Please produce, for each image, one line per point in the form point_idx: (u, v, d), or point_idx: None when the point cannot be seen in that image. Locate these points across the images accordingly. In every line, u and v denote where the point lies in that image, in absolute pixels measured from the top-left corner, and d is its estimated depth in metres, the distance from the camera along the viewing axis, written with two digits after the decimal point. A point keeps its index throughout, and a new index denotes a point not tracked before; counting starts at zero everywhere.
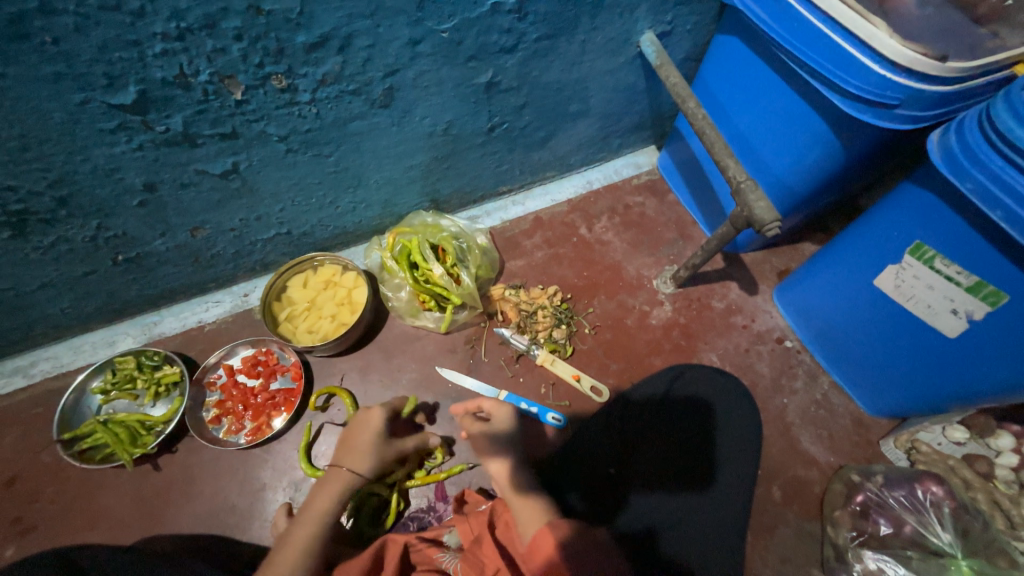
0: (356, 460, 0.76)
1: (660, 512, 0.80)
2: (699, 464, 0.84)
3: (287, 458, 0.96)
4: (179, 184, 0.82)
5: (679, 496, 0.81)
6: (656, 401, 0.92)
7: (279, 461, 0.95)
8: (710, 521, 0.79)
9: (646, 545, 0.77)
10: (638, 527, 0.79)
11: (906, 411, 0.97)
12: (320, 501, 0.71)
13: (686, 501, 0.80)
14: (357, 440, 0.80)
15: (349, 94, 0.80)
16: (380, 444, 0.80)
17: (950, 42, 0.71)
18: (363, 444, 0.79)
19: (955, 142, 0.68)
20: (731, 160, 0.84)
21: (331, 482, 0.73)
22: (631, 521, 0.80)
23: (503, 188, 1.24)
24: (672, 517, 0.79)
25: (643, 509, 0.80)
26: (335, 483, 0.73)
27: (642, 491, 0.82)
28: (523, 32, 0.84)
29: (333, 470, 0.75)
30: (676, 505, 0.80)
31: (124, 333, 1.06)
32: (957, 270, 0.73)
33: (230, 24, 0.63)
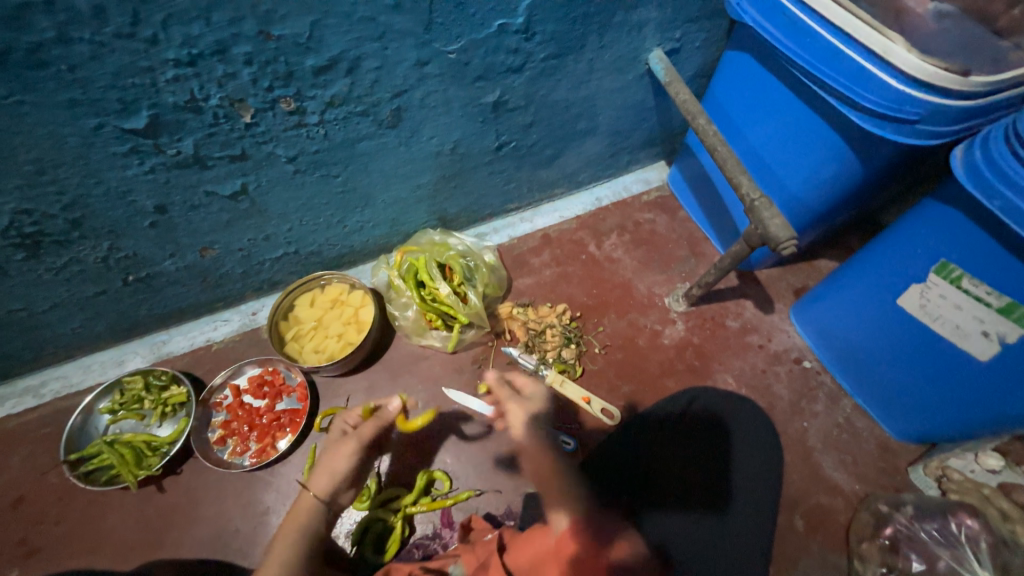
0: (320, 482, 0.75)
1: (675, 527, 0.82)
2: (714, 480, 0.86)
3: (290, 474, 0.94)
4: (188, 205, 0.83)
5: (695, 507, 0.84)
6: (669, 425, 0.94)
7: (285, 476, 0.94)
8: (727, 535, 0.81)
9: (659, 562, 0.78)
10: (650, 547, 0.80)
11: (934, 437, 0.92)
12: (289, 534, 0.70)
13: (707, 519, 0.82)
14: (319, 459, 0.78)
15: (358, 115, 0.81)
16: (342, 458, 0.78)
17: (972, 55, 0.69)
18: (323, 461, 0.77)
19: (981, 158, 0.66)
20: (744, 177, 0.82)
21: (299, 509, 0.74)
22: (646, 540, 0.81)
23: (511, 205, 1.23)
24: (690, 531, 0.81)
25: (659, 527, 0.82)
26: (301, 510, 0.74)
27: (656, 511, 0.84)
28: (530, 52, 0.84)
29: (300, 502, 0.74)
30: (686, 517, 0.83)
31: (133, 352, 1.05)
32: (986, 291, 0.70)
33: (241, 49, 0.64)
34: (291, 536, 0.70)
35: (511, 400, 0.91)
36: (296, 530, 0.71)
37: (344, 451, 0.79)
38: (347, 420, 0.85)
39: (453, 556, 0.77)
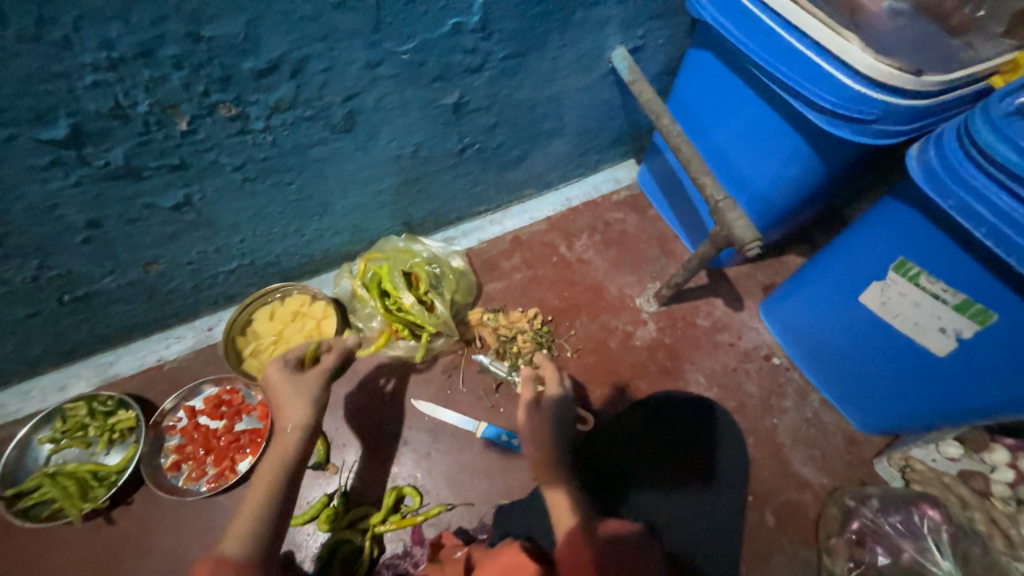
0: (295, 412, 0.71)
1: (659, 507, 0.85)
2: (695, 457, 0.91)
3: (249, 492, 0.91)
4: (125, 219, 0.77)
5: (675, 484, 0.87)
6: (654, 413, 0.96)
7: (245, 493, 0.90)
8: (700, 516, 0.86)
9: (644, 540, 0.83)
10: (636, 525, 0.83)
11: (897, 429, 0.94)
12: (264, 470, 0.66)
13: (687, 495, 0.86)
14: (283, 396, 0.73)
15: (307, 120, 0.77)
16: (308, 388, 0.75)
17: (925, 54, 0.69)
18: (292, 396, 0.73)
19: (936, 156, 0.66)
20: (708, 178, 0.82)
21: (282, 445, 0.68)
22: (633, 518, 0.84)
23: (479, 208, 1.20)
24: (675, 505, 0.85)
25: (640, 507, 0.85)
26: (283, 445, 0.68)
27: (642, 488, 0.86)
28: (488, 51, 0.81)
29: (274, 440, 0.69)
30: (667, 494, 0.86)
31: (76, 375, 0.98)
32: (942, 288, 0.71)
33: (169, 51, 0.59)
34: (267, 472, 0.66)
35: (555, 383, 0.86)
36: (273, 464, 0.66)
37: (310, 382, 0.76)
38: (288, 359, 0.79)
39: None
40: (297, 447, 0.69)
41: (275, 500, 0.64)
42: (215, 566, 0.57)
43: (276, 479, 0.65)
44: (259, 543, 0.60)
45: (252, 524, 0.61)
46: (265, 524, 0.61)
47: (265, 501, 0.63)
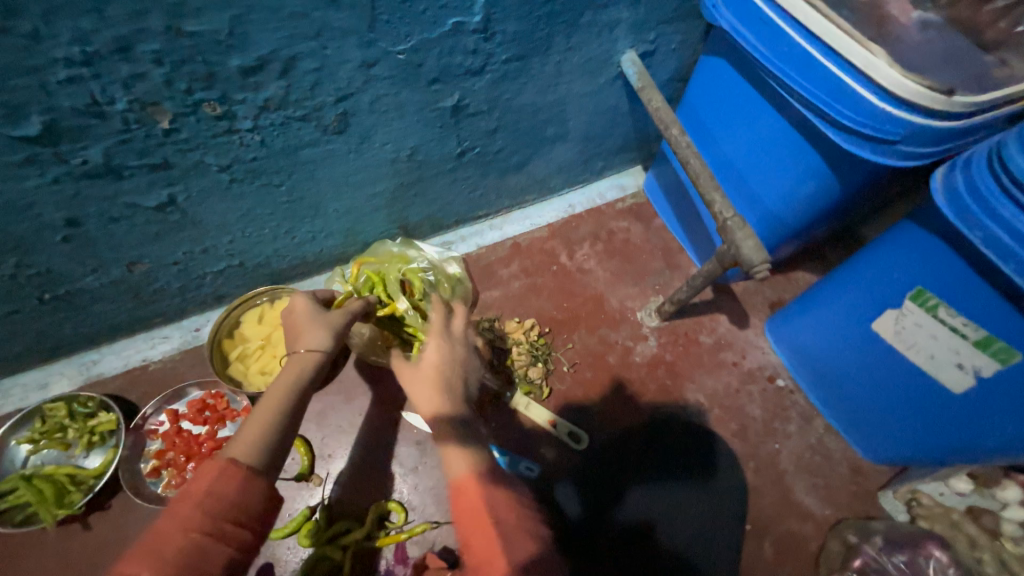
0: (313, 337, 0.67)
1: (654, 502, 0.93)
2: (689, 462, 0.96)
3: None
4: (107, 218, 0.74)
5: (669, 485, 0.94)
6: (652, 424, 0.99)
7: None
8: (696, 515, 0.92)
9: (644, 533, 0.91)
10: (636, 519, 0.92)
11: (906, 461, 0.90)
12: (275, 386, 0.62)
13: (681, 494, 0.94)
14: (302, 322, 0.69)
15: (298, 120, 0.73)
16: (330, 319, 0.70)
17: (957, 71, 0.64)
18: (313, 322, 0.68)
19: (963, 183, 0.62)
20: (717, 194, 0.77)
21: (294, 366, 0.64)
22: (629, 516, 0.92)
23: (479, 213, 1.17)
24: (671, 505, 0.93)
25: (638, 504, 0.93)
26: (296, 367, 0.64)
27: (640, 487, 0.94)
28: (490, 53, 0.77)
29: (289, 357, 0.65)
30: (660, 494, 0.94)
31: (59, 374, 0.96)
32: (963, 322, 0.67)
33: (148, 47, 0.56)
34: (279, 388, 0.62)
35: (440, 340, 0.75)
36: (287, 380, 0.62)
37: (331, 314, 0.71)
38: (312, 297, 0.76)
39: None
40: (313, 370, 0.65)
41: (285, 417, 0.61)
42: (222, 470, 0.54)
43: (287, 396, 0.61)
44: (264, 455, 0.57)
45: (260, 437, 0.58)
46: (273, 438, 0.59)
47: (274, 418, 0.60)
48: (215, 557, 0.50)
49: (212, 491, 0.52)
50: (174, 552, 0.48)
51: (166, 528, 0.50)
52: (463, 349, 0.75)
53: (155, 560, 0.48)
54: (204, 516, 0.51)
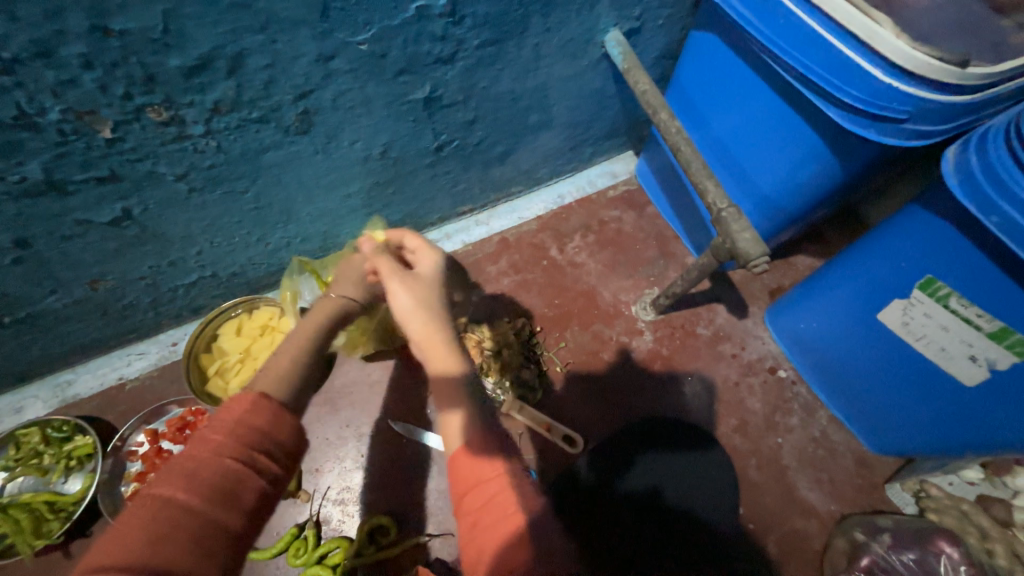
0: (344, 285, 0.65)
1: (662, 469, 0.91)
2: (692, 432, 0.94)
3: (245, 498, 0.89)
4: (58, 237, 0.69)
5: (672, 455, 0.92)
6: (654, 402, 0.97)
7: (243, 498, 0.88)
8: (700, 480, 0.90)
9: (652, 501, 0.89)
10: (643, 487, 0.90)
11: (913, 453, 0.87)
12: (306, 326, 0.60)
13: (684, 465, 0.91)
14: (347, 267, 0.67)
15: (255, 122, 0.68)
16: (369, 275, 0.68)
17: (970, 39, 0.58)
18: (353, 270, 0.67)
19: (978, 164, 0.56)
20: (711, 182, 0.72)
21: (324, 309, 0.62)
22: (637, 484, 0.90)
23: (463, 208, 1.11)
24: (677, 473, 0.91)
25: (646, 472, 0.90)
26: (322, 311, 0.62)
27: (646, 457, 0.92)
28: (461, 39, 0.71)
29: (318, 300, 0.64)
30: (665, 465, 0.91)
31: (32, 397, 0.93)
32: (976, 313, 0.62)
33: (72, 50, 0.50)
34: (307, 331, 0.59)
35: (389, 280, 0.61)
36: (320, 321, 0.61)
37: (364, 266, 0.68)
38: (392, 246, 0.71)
39: None
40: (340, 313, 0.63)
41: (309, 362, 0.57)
42: (253, 403, 0.49)
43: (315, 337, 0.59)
44: (292, 392, 0.53)
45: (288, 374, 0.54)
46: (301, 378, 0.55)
47: (298, 358, 0.56)
48: (248, 486, 0.45)
49: (243, 420, 0.48)
50: (211, 475, 0.44)
51: (198, 451, 0.46)
52: (438, 288, 0.62)
53: (188, 484, 0.43)
54: (241, 445, 0.46)
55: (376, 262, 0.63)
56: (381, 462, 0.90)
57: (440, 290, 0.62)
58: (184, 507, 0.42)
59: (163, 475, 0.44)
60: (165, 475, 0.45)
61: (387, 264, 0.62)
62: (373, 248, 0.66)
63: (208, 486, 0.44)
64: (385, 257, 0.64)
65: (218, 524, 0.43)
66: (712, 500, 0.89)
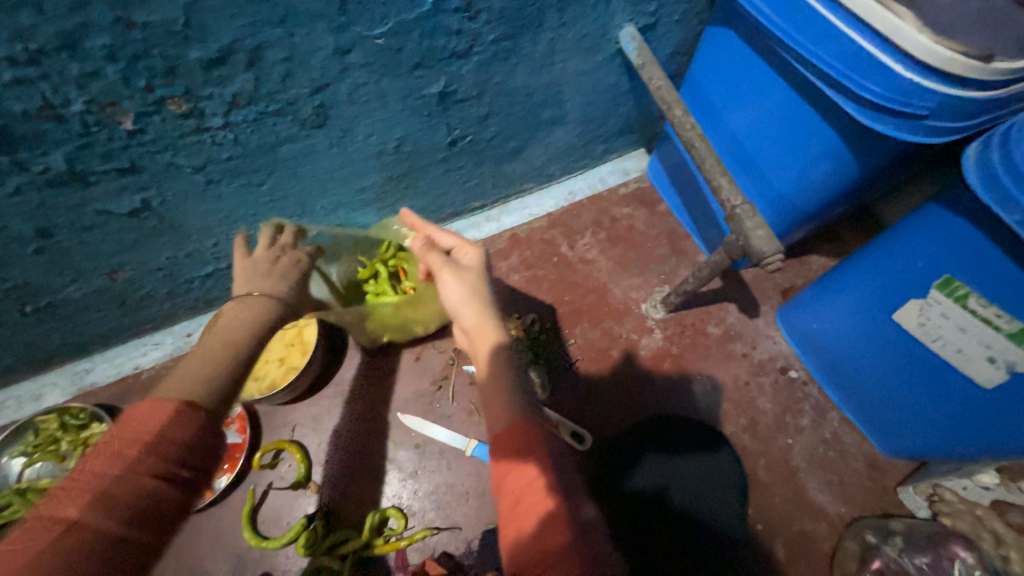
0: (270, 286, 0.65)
1: (669, 468, 0.87)
2: (700, 432, 0.92)
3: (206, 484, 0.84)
4: (79, 227, 0.70)
5: (679, 456, 0.88)
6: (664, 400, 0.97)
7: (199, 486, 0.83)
8: (710, 483, 0.87)
9: (658, 502, 0.85)
10: (649, 487, 0.86)
11: (927, 456, 0.86)
12: (227, 323, 0.58)
13: (692, 466, 0.88)
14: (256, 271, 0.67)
15: (272, 115, 0.68)
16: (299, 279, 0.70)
17: (994, 34, 0.57)
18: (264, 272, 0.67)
19: (1000, 161, 0.55)
20: (725, 179, 0.72)
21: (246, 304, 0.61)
22: (643, 484, 0.86)
23: (474, 204, 1.12)
24: (686, 474, 0.87)
25: (653, 469, 0.87)
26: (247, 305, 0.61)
27: (652, 458, 0.88)
28: (476, 33, 0.71)
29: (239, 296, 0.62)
30: (671, 465, 0.87)
31: (52, 384, 0.95)
32: (996, 313, 0.61)
33: (97, 42, 0.51)
34: (227, 333, 0.57)
35: (440, 275, 0.65)
36: (245, 319, 0.59)
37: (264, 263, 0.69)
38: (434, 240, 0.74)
39: None
40: (271, 311, 0.62)
41: (240, 360, 0.56)
42: (177, 411, 0.49)
43: (247, 333, 0.57)
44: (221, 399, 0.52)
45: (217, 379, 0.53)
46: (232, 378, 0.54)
47: (227, 365, 0.54)
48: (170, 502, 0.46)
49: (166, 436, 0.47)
50: (127, 494, 0.44)
51: (112, 471, 0.45)
52: (483, 279, 0.65)
53: (106, 506, 0.43)
54: (161, 461, 0.46)
55: (426, 258, 0.67)
56: (390, 455, 0.91)
57: (486, 281, 0.65)
58: (101, 532, 0.42)
59: (72, 494, 0.44)
60: (71, 496, 0.44)
61: (436, 259, 0.66)
62: (421, 245, 0.69)
63: (127, 508, 0.44)
64: (433, 253, 0.67)
65: (140, 544, 0.44)
66: (719, 504, 0.85)
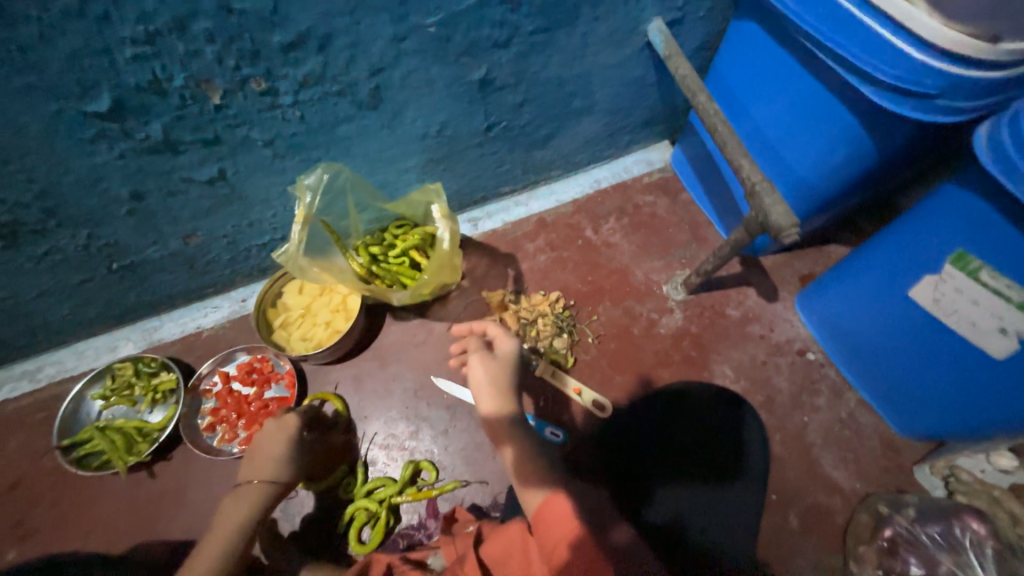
0: None
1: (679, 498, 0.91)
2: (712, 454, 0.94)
3: (277, 451, 0.80)
4: (165, 192, 0.81)
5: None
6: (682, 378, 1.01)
7: (265, 455, 0.79)
8: (719, 507, 0.90)
9: (671, 532, 0.89)
10: (662, 517, 0.90)
11: (943, 435, 0.88)
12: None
13: (707, 492, 0.91)
14: None
15: (334, 96, 0.77)
16: None
17: (1004, 19, 0.61)
18: None
19: (1008, 136, 0.59)
20: (745, 159, 0.77)
21: None
22: (656, 514, 0.90)
23: (505, 188, 1.19)
24: (697, 499, 0.91)
25: (665, 498, 0.91)
26: None
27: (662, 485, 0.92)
28: (516, 25, 0.78)
29: None
30: (685, 493, 0.91)
31: (125, 339, 1.06)
32: (1006, 284, 0.64)
33: (201, 26, 0.61)
34: None
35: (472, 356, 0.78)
36: None
37: None
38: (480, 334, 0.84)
39: (433, 547, 0.82)
40: None
41: None
42: None
43: None
44: None
45: None
46: None
47: None
48: None
49: None
50: None
51: None
52: (508, 372, 0.76)
53: None
54: None
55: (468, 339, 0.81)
56: (423, 415, 0.98)
57: (511, 374, 0.76)
58: None
59: None
60: None
61: (473, 343, 0.79)
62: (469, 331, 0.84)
63: None
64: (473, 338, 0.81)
65: None
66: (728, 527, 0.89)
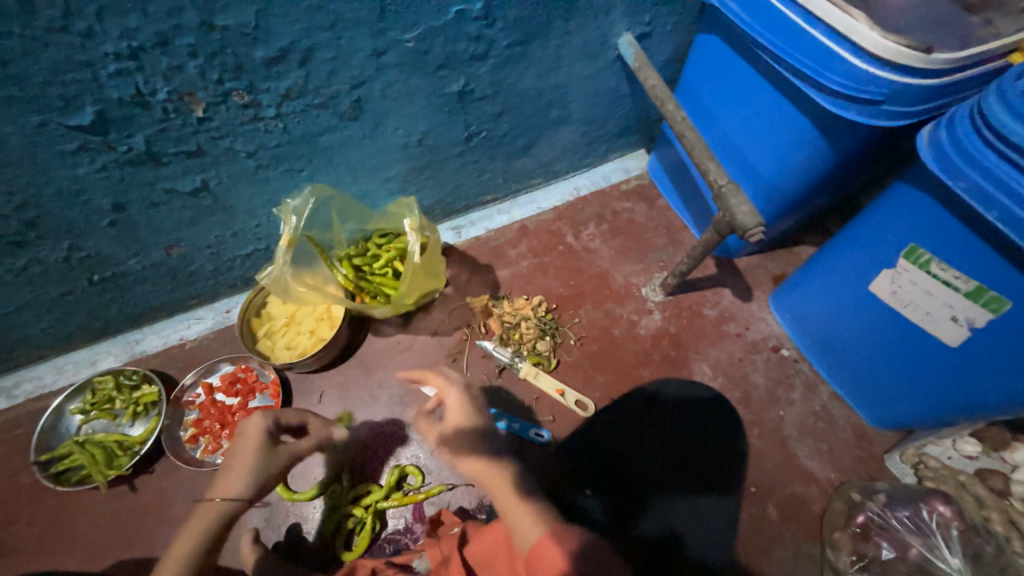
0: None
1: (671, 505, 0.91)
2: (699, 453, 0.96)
3: (247, 461, 0.74)
4: (148, 203, 0.82)
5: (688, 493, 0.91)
6: (663, 377, 1.04)
7: (236, 464, 0.74)
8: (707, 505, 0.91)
9: (663, 539, 0.88)
10: (655, 525, 0.89)
11: (910, 423, 0.92)
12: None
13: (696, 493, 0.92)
14: None
15: (316, 108, 0.79)
16: None
17: (937, 32, 0.67)
18: None
19: (947, 137, 0.64)
20: (712, 163, 0.81)
21: None
22: (650, 523, 0.90)
23: (487, 197, 1.22)
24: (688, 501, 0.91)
25: (660, 508, 0.91)
26: None
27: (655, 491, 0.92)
28: (491, 39, 0.82)
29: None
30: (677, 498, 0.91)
31: (106, 352, 1.05)
32: (955, 275, 0.69)
33: (184, 40, 0.63)
34: None
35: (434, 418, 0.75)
36: None
37: None
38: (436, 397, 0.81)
39: (419, 550, 0.82)
40: None
41: None
42: None
43: None
44: None
45: None
46: None
47: None
48: None
49: None
50: None
51: None
52: (474, 416, 0.74)
53: None
54: None
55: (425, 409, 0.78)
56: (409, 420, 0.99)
57: (478, 417, 0.74)
58: None
59: None
60: None
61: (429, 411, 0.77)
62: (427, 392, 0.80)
63: None
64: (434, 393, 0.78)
65: None
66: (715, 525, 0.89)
